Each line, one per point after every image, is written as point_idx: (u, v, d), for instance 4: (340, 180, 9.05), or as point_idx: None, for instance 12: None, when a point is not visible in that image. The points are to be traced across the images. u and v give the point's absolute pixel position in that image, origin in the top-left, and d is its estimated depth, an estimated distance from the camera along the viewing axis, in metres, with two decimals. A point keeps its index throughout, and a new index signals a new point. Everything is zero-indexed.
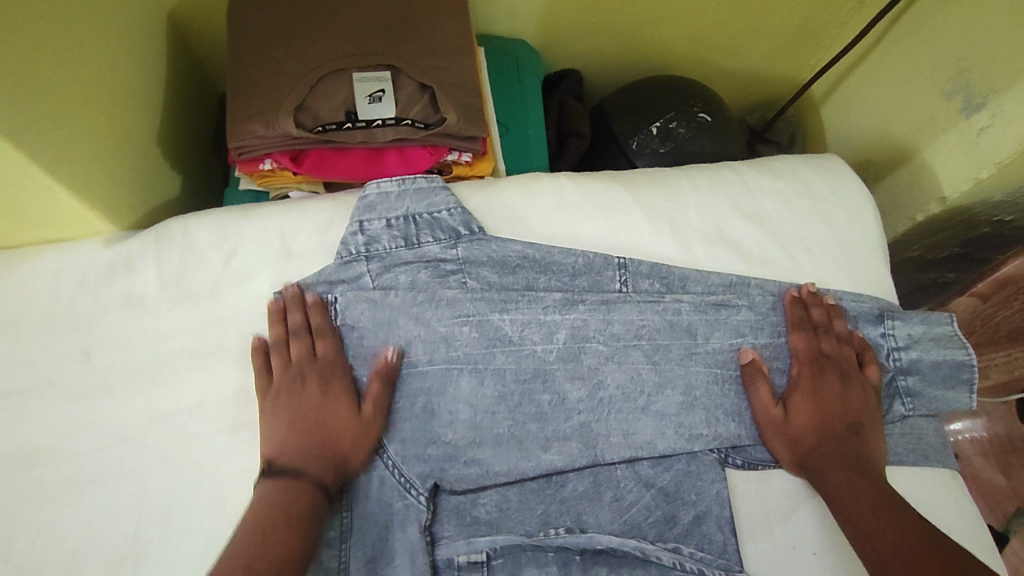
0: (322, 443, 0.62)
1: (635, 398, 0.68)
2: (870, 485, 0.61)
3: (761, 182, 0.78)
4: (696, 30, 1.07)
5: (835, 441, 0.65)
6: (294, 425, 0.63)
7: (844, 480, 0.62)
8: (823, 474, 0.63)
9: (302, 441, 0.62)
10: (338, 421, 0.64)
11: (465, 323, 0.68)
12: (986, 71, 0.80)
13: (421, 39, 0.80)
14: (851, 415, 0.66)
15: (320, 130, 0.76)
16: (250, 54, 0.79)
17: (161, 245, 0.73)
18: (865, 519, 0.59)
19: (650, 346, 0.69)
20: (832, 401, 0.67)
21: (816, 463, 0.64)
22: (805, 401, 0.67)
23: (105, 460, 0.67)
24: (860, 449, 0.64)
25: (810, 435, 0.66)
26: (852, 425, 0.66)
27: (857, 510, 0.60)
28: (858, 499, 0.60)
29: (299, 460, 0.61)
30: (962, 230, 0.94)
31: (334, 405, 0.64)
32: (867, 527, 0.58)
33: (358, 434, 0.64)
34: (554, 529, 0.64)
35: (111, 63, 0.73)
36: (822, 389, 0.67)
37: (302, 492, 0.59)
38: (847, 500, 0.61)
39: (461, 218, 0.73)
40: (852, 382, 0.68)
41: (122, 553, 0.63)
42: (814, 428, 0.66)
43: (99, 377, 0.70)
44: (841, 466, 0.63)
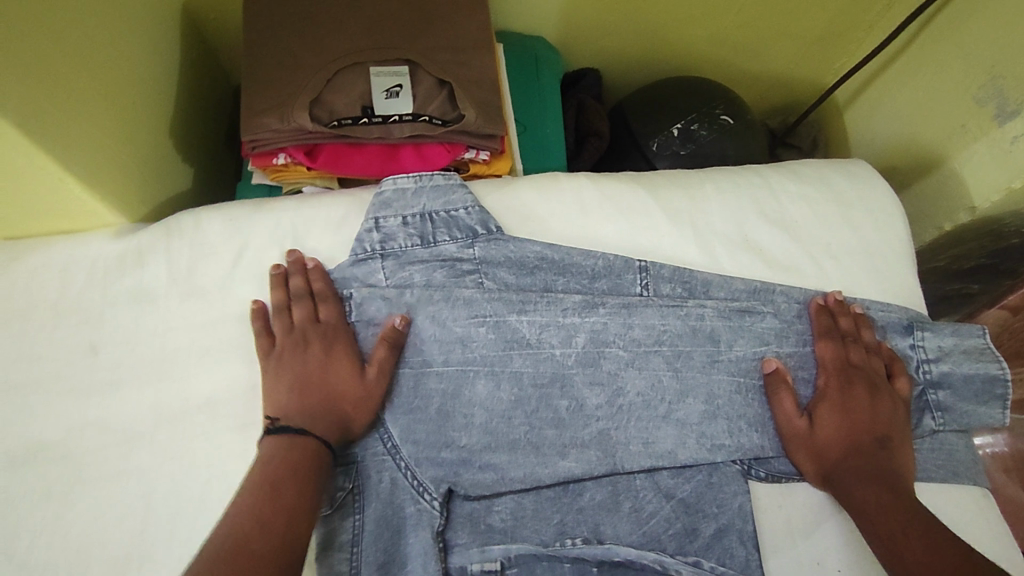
0: (324, 401, 0.62)
1: (655, 406, 0.66)
2: (901, 500, 0.59)
3: (786, 186, 0.76)
4: (719, 31, 1.05)
5: (863, 454, 0.62)
6: (297, 386, 0.63)
7: (874, 494, 0.60)
8: (851, 488, 0.61)
9: (306, 404, 0.62)
10: (342, 383, 0.63)
11: (482, 324, 0.66)
12: (1020, 77, 0.78)
13: (440, 34, 0.78)
14: (880, 426, 0.64)
15: (336, 124, 0.74)
16: (266, 46, 0.77)
17: (172, 239, 0.71)
18: (896, 536, 0.57)
19: (671, 353, 0.67)
20: (860, 412, 0.64)
21: (843, 476, 0.62)
22: (832, 412, 0.65)
23: (110, 457, 0.66)
24: (889, 463, 0.62)
25: (836, 447, 0.63)
26: (881, 437, 0.63)
27: (889, 527, 0.57)
28: (888, 515, 0.58)
29: (303, 419, 0.61)
30: (990, 241, 0.91)
31: (336, 365, 0.64)
32: (899, 545, 0.56)
33: (362, 398, 0.63)
34: (570, 540, 0.62)
35: (124, 52, 0.72)
36: (849, 399, 0.65)
37: (302, 441, 0.59)
38: (877, 515, 0.58)
39: (479, 217, 0.71)
40: (881, 393, 0.65)
41: (126, 552, 0.62)
42: (841, 441, 0.64)
43: (106, 372, 0.68)
44: (870, 480, 0.61)
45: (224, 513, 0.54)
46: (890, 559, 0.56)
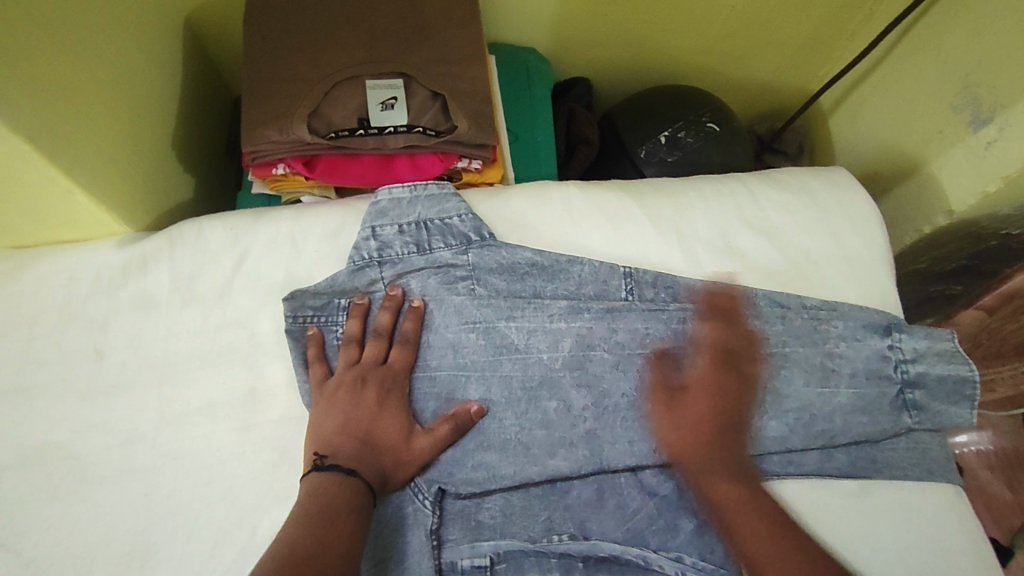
0: (370, 446, 0.62)
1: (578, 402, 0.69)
2: (753, 497, 0.63)
3: (768, 194, 0.79)
4: (705, 41, 1.07)
5: (698, 448, 0.66)
6: (345, 426, 0.63)
7: (732, 493, 0.64)
8: (722, 485, 0.64)
9: (351, 445, 0.62)
10: (388, 437, 0.64)
11: (473, 329, 0.70)
12: (993, 85, 0.80)
13: (433, 48, 0.81)
14: (724, 417, 0.67)
15: (333, 135, 0.77)
16: (265, 60, 0.80)
17: (174, 247, 0.74)
18: (760, 535, 0.61)
19: (569, 350, 0.70)
20: (729, 404, 0.67)
21: (700, 472, 0.65)
22: (595, 405, 0.68)
23: (115, 458, 0.68)
24: (733, 456, 0.66)
25: (595, 438, 0.66)
26: (732, 428, 0.67)
27: (736, 526, 0.62)
28: (751, 516, 0.62)
29: (351, 458, 0.61)
30: (969, 243, 0.95)
31: (387, 418, 0.64)
32: (750, 544, 0.61)
33: (402, 455, 0.63)
34: (557, 536, 0.65)
35: (129, 67, 0.74)
36: (714, 393, 0.68)
37: (352, 480, 0.59)
38: (734, 512, 0.63)
39: (472, 225, 0.74)
40: (756, 387, 0.69)
41: (130, 549, 0.65)
42: (692, 434, 0.66)
43: (111, 376, 0.71)
44: (731, 477, 0.65)
45: (282, 535, 0.53)
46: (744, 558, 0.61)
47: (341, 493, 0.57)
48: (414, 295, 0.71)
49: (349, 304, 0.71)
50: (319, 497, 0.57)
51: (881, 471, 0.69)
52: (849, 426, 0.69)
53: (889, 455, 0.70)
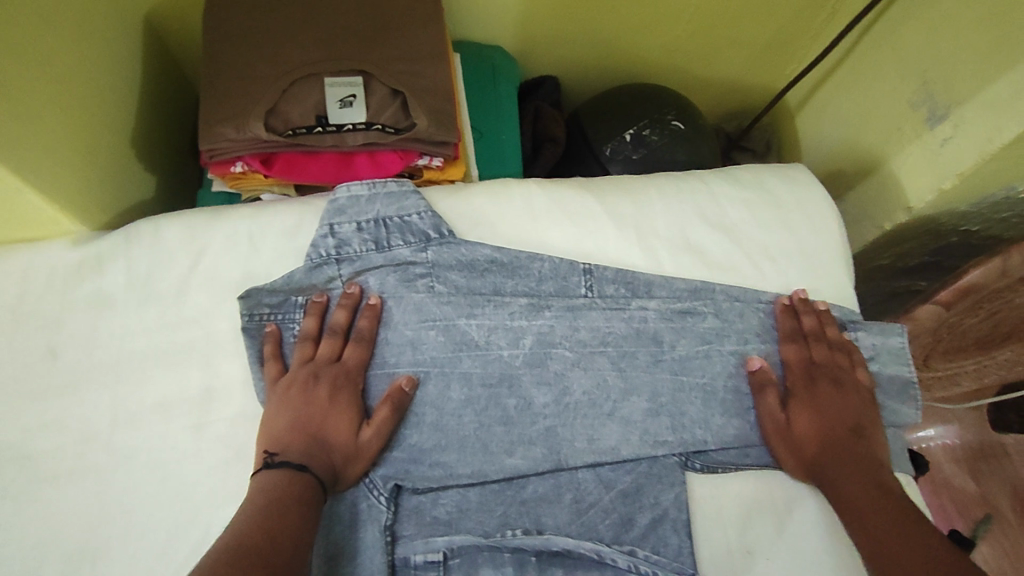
0: (321, 442, 0.63)
1: (802, 399, 0.69)
2: (887, 495, 0.61)
3: (727, 190, 0.80)
4: (672, 40, 1.08)
5: (834, 449, 0.65)
6: (295, 423, 0.63)
7: (860, 488, 0.62)
8: (843, 478, 0.63)
9: (301, 441, 0.62)
10: (339, 433, 0.64)
11: (432, 326, 0.70)
12: (948, 83, 0.82)
13: (393, 46, 0.81)
14: (843, 420, 0.67)
15: (291, 133, 0.77)
16: (224, 57, 0.79)
17: (130, 245, 0.73)
18: (888, 532, 0.58)
19: (817, 352, 0.71)
20: (833, 406, 0.68)
21: (822, 471, 0.64)
22: (805, 410, 0.68)
23: (68, 457, 0.68)
24: (862, 461, 0.64)
25: (810, 441, 0.66)
26: (854, 430, 0.67)
27: (870, 522, 0.59)
28: (880, 514, 0.59)
29: (301, 454, 0.61)
30: (930, 238, 0.96)
31: (338, 415, 0.65)
32: (879, 538, 0.58)
33: (352, 451, 0.63)
34: (511, 531, 0.65)
35: (85, 63, 0.73)
36: (818, 395, 0.69)
37: (302, 474, 0.59)
38: (871, 511, 0.60)
39: (431, 222, 0.73)
40: (844, 386, 0.69)
41: (82, 548, 0.64)
42: (812, 435, 0.66)
43: (64, 374, 0.70)
44: (859, 476, 0.63)
45: (229, 528, 0.53)
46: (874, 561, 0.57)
47: (290, 486, 0.58)
48: (372, 292, 0.72)
49: (307, 301, 0.71)
50: (267, 491, 0.57)
51: None
52: None
53: None
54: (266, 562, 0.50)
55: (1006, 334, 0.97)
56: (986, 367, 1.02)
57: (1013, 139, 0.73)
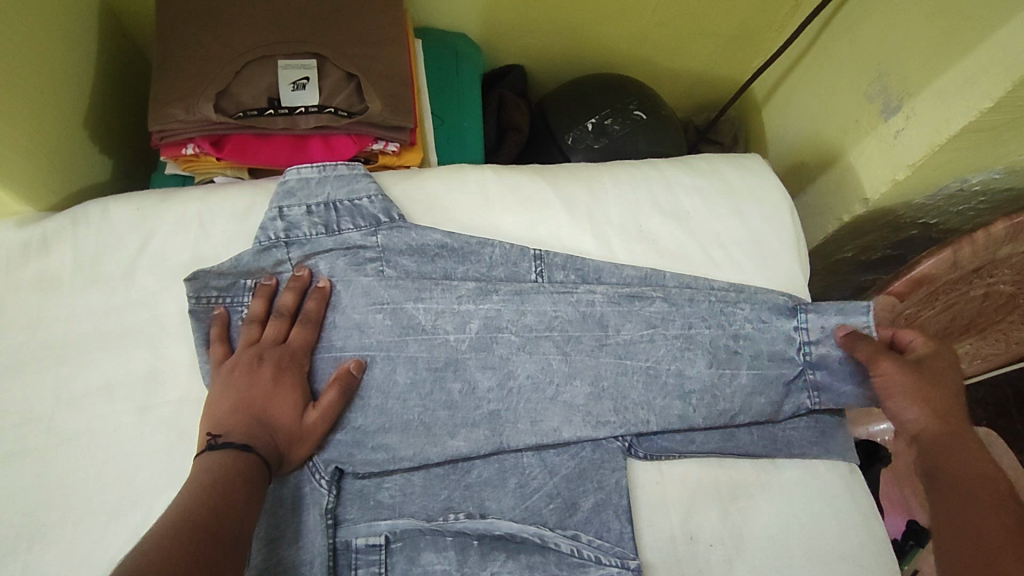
0: (264, 424, 0.62)
1: (930, 365, 0.62)
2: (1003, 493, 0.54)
3: (681, 178, 0.80)
4: (638, 31, 1.08)
5: (950, 426, 0.60)
6: (237, 405, 0.62)
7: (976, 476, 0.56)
8: (957, 460, 0.57)
9: (243, 422, 0.61)
10: (283, 415, 0.63)
11: (380, 310, 0.70)
12: (900, 76, 0.82)
13: (348, 29, 0.80)
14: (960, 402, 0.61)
15: (242, 115, 0.76)
16: (177, 39, 0.79)
17: (77, 227, 0.72)
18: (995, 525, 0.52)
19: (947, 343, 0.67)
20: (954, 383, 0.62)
21: (933, 445, 0.59)
22: (937, 375, 0.62)
23: (7, 440, 0.66)
24: (971, 449, 0.58)
25: (932, 401, 0.60)
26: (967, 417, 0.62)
27: (980, 515, 0.53)
28: (990, 508, 0.53)
29: (243, 435, 0.60)
30: (890, 231, 0.96)
31: (281, 396, 0.64)
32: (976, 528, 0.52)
33: (296, 432, 0.63)
34: (454, 515, 0.64)
35: (34, 39, 0.72)
36: (943, 367, 0.63)
37: (247, 454, 0.58)
38: (981, 504, 0.54)
39: (381, 206, 0.73)
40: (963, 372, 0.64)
41: (17, 532, 0.63)
42: (936, 399, 0.61)
43: (5, 356, 0.69)
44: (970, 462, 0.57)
45: (168, 507, 0.52)
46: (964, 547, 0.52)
47: (233, 465, 0.57)
48: (321, 276, 0.71)
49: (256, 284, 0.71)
50: (209, 469, 0.56)
51: (781, 450, 0.71)
52: (748, 407, 0.70)
53: (789, 433, 0.71)
54: (211, 539, 0.50)
55: (964, 326, 0.99)
56: None
57: (959, 131, 0.73)
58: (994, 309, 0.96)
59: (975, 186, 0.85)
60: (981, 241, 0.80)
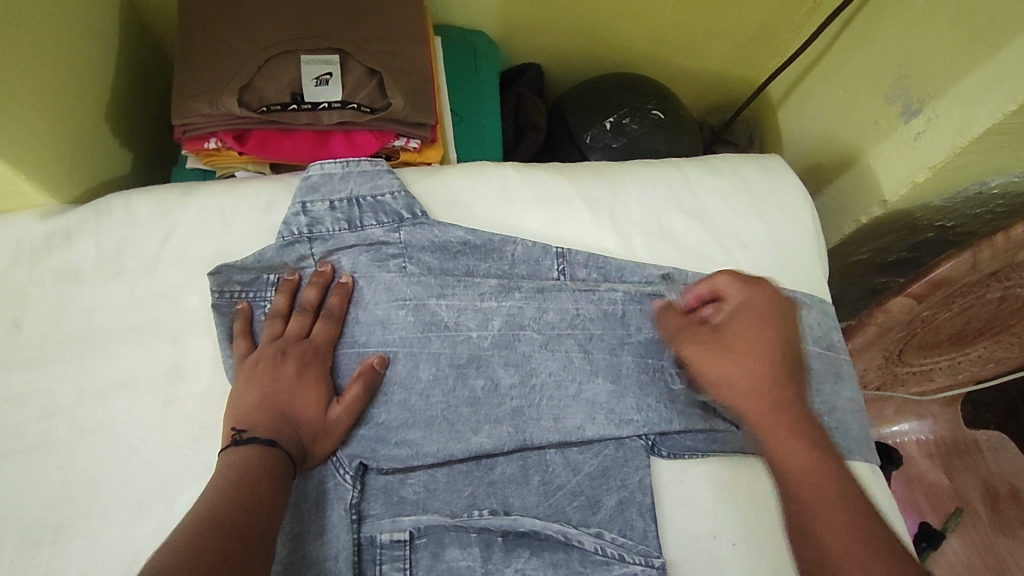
0: (289, 418, 0.62)
1: (738, 328, 0.63)
2: (821, 452, 0.55)
3: (702, 178, 0.80)
4: (655, 30, 1.08)
5: (760, 384, 0.59)
6: (262, 400, 0.62)
7: (794, 441, 0.56)
8: (785, 435, 0.57)
9: (268, 417, 0.61)
10: (307, 410, 0.63)
11: (403, 306, 0.70)
12: (922, 77, 0.82)
13: (370, 26, 0.80)
14: (780, 352, 0.61)
15: (265, 110, 0.76)
16: (200, 33, 0.79)
17: (100, 221, 0.72)
18: (823, 498, 0.52)
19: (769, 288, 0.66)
20: (758, 350, 0.61)
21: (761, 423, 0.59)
22: (750, 332, 0.62)
23: (32, 432, 0.66)
24: (800, 404, 0.59)
25: (751, 364, 0.60)
26: (791, 365, 0.61)
27: (808, 488, 0.53)
28: (813, 476, 0.54)
29: (269, 430, 0.60)
30: (906, 233, 0.96)
31: (305, 391, 0.64)
32: (807, 501, 0.53)
33: (320, 427, 0.63)
34: (478, 511, 0.64)
35: (58, 32, 0.72)
36: (756, 324, 0.63)
37: (272, 449, 0.58)
38: (800, 473, 0.54)
39: (404, 202, 0.73)
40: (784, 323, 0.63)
41: (43, 525, 0.63)
42: (755, 361, 0.60)
43: (30, 349, 0.69)
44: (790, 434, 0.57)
45: (195, 503, 0.52)
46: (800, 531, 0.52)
47: (259, 461, 0.57)
48: (344, 271, 0.71)
49: (279, 278, 0.71)
50: (235, 465, 0.56)
51: None
52: None
53: None
54: (240, 536, 0.50)
55: (978, 329, 0.99)
56: (960, 364, 1.05)
57: (984, 133, 0.73)
58: (1010, 313, 0.96)
59: (994, 190, 0.85)
60: (1000, 244, 0.80)
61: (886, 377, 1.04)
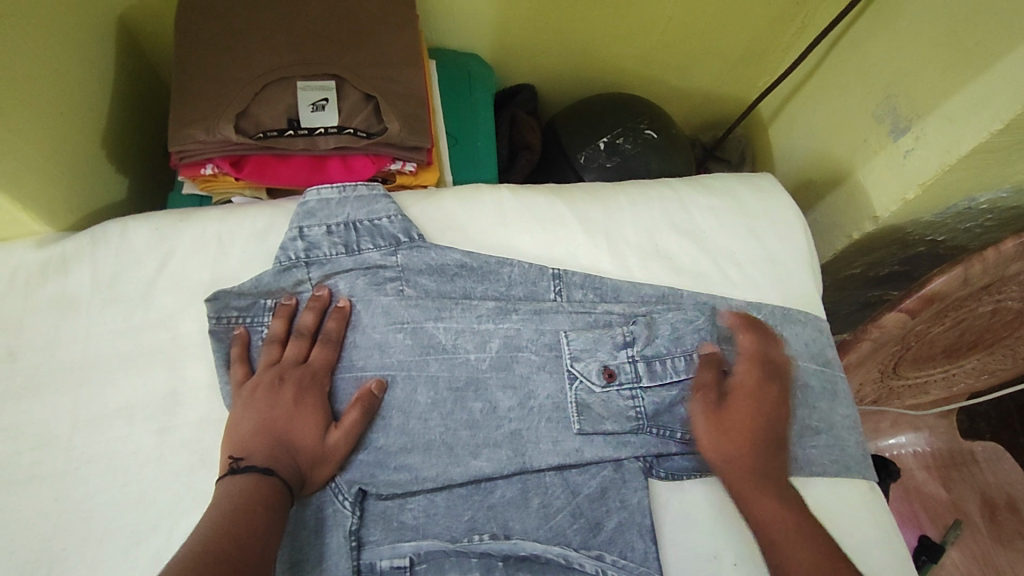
0: (287, 446, 0.62)
1: (737, 404, 0.67)
2: (800, 518, 0.59)
3: (695, 198, 0.81)
4: (647, 51, 1.10)
5: (747, 458, 0.64)
6: (260, 427, 0.62)
7: (779, 510, 0.60)
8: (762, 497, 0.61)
9: (266, 445, 0.61)
10: (304, 437, 0.63)
11: (400, 330, 0.70)
12: (909, 97, 0.84)
13: (366, 52, 0.81)
14: (767, 429, 0.66)
15: (261, 136, 0.77)
16: (197, 60, 0.79)
17: (96, 248, 0.72)
18: (806, 559, 0.56)
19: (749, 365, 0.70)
20: (742, 417, 0.66)
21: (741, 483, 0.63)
22: (733, 409, 0.66)
23: (26, 462, 0.65)
24: (780, 477, 0.63)
25: (734, 441, 0.64)
26: (776, 439, 0.66)
27: (794, 552, 0.57)
28: (794, 541, 0.57)
29: (266, 459, 0.59)
30: (899, 248, 0.97)
31: (303, 418, 0.64)
32: (791, 564, 0.56)
33: (319, 454, 0.63)
34: (478, 536, 0.64)
35: (54, 62, 0.72)
36: (750, 404, 0.67)
37: (270, 478, 0.58)
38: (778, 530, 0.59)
39: (401, 226, 0.73)
40: (773, 401, 0.68)
41: (37, 558, 0.62)
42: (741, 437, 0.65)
43: (25, 377, 0.68)
44: (771, 495, 0.61)
45: (188, 535, 0.52)
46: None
47: (256, 490, 0.56)
48: (341, 295, 0.72)
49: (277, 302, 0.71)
50: (232, 495, 0.56)
51: (802, 468, 0.70)
52: None
53: (810, 452, 0.71)
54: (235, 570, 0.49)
55: (972, 342, 0.99)
56: (955, 376, 1.05)
57: (970, 151, 0.74)
58: (1002, 325, 0.97)
59: (983, 205, 0.87)
60: (991, 259, 0.81)
61: (882, 391, 1.04)
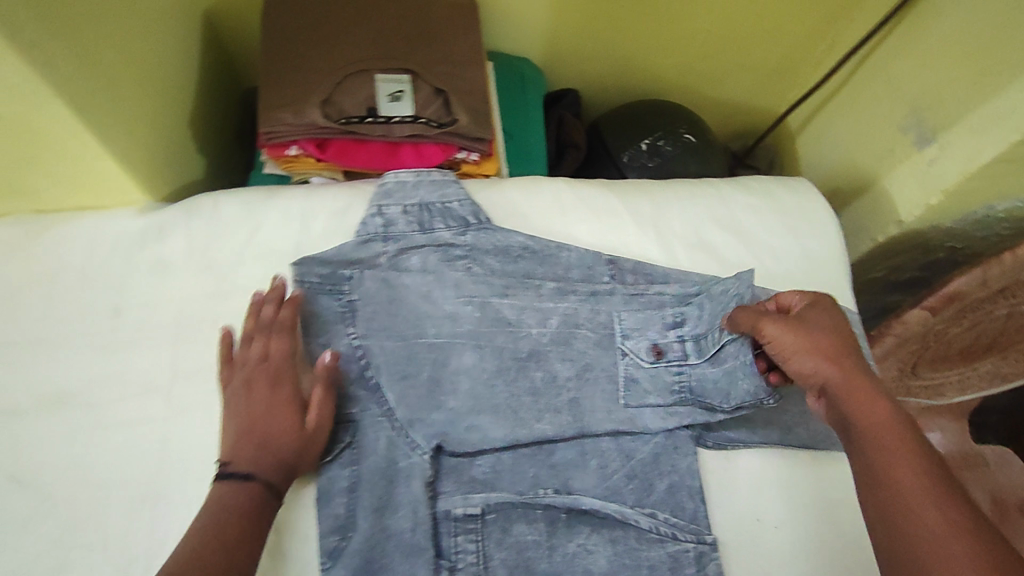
0: (266, 443, 0.63)
1: (814, 325, 0.65)
2: (902, 426, 0.57)
3: (737, 197, 0.88)
4: (685, 62, 1.17)
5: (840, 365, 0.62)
6: (240, 428, 0.64)
7: (873, 415, 0.58)
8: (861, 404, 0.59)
9: (248, 444, 0.63)
10: (279, 429, 0.64)
11: (469, 303, 0.75)
12: (934, 110, 0.90)
13: (437, 50, 0.88)
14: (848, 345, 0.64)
15: (345, 121, 0.83)
16: (282, 51, 0.86)
17: (190, 218, 0.79)
18: (906, 462, 0.54)
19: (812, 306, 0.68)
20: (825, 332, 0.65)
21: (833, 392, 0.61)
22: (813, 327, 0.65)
23: (129, 407, 0.71)
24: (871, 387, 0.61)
25: (821, 352, 0.63)
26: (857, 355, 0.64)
27: (891, 457, 0.55)
28: (891, 444, 0.56)
29: (247, 461, 0.62)
30: (921, 253, 1.04)
31: (277, 413, 0.65)
32: (890, 468, 0.55)
33: (298, 444, 0.64)
34: (543, 490, 0.70)
35: (158, 46, 0.79)
36: (831, 326, 0.65)
37: (251, 485, 0.60)
38: (877, 433, 0.57)
39: (470, 209, 0.80)
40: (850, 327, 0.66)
41: (140, 494, 0.67)
42: (830, 354, 0.62)
43: (128, 330, 0.74)
44: (863, 403, 0.59)
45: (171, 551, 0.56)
46: (874, 491, 0.55)
47: (233, 501, 0.60)
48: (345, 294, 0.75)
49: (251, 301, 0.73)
50: (213, 504, 0.59)
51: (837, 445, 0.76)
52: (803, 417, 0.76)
53: None
54: None
55: (988, 345, 1.06)
56: (969, 378, 1.12)
57: (992, 159, 0.82)
58: (1016, 329, 1.03)
59: (1000, 214, 0.94)
60: (1009, 262, 0.87)
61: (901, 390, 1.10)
